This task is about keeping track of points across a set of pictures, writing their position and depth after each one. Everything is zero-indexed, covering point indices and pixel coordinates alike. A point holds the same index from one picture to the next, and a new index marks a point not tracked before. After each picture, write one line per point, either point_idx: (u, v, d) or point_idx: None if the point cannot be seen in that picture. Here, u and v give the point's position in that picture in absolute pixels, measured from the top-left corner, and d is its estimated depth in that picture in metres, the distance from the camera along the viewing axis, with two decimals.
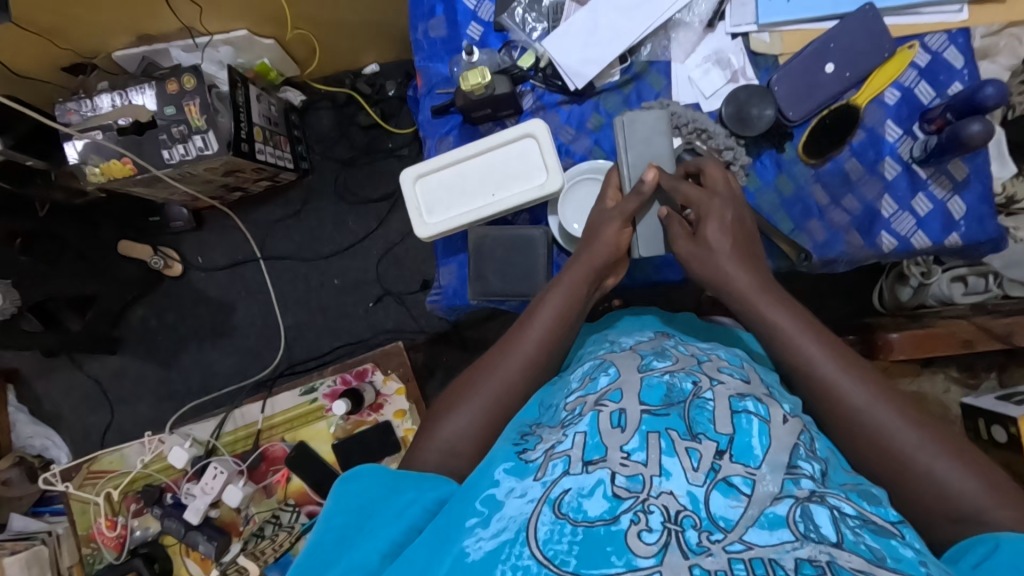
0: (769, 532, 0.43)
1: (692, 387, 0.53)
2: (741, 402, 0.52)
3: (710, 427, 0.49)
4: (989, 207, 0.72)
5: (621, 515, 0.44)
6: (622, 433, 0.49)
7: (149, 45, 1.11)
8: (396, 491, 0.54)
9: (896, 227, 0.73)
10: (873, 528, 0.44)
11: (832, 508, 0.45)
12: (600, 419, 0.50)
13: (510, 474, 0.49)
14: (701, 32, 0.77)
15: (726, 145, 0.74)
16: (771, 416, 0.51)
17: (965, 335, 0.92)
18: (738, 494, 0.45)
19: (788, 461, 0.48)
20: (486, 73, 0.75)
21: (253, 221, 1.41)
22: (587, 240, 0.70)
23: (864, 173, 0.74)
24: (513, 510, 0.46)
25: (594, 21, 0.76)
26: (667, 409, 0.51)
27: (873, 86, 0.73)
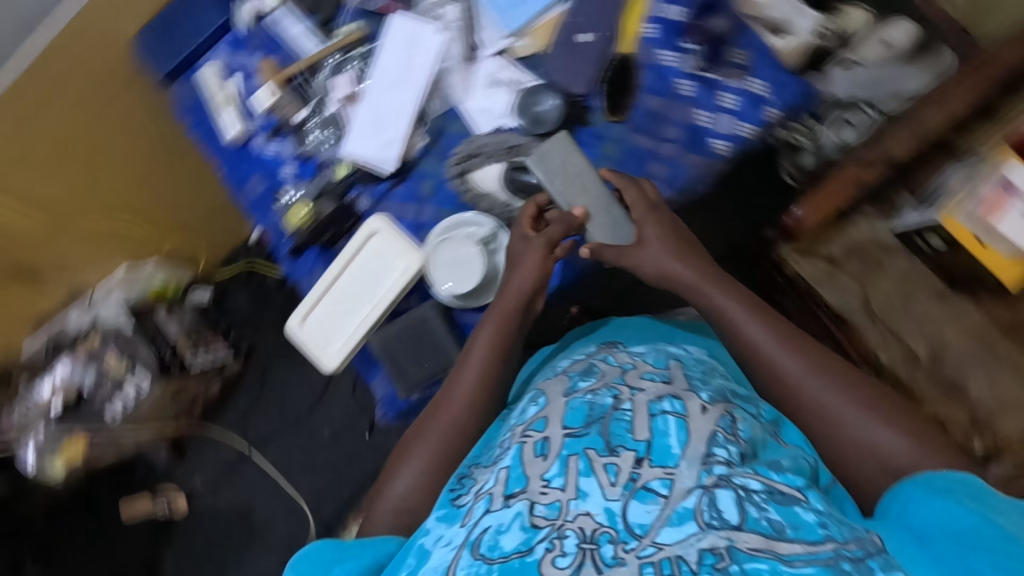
0: (678, 528, 0.44)
1: (613, 400, 0.54)
2: (659, 403, 0.53)
3: (629, 436, 0.50)
4: (783, 72, 0.76)
5: (536, 544, 0.45)
6: (544, 460, 0.50)
7: (47, 326, 1.12)
8: (339, 560, 0.56)
9: (720, 130, 0.76)
10: (778, 500, 0.47)
11: (738, 489, 0.46)
12: (525, 450, 0.52)
13: (441, 523, 0.52)
14: (467, 66, 0.81)
15: (540, 147, 0.77)
16: (688, 411, 0.52)
17: (854, 173, 0.94)
18: (655, 498, 0.46)
19: (704, 451, 0.49)
20: (307, 202, 0.84)
21: (227, 419, 1.30)
22: (517, 269, 0.71)
23: (668, 102, 0.77)
24: (437, 559, 0.49)
25: (375, 109, 0.80)
26: (587, 428, 0.51)
27: (629, 32, 0.78)
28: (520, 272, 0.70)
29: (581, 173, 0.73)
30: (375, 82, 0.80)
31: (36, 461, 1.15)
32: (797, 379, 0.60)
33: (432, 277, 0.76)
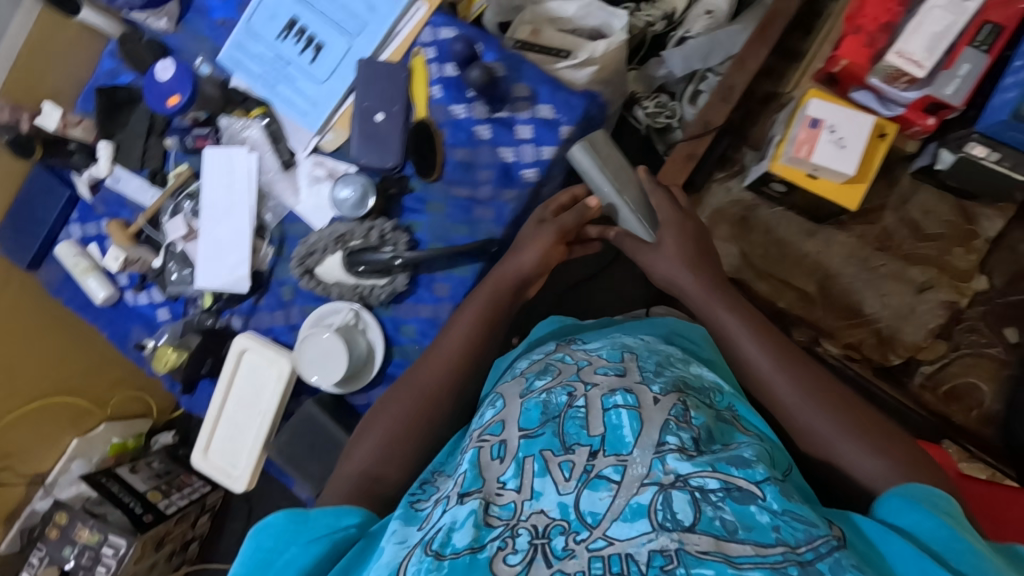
0: (630, 523, 0.44)
1: (568, 397, 0.54)
2: (612, 397, 0.52)
3: (583, 433, 0.50)
4: (564, 91, 0.81)
5: (489, 543, 0.45)
6: (501, 463, 0.51)
7: (17, 520, 1.13)
8: (302, 533, 0.53)
9: (526, 160, 0.81)
10: (736, 496, 0.45)
11: (694, 489, 0.45)
12: (482, 454, 0.52)
13: (399, 519, 0.52)
14: (289, 172, 0.86)
15: (365, 229, 0.81)
16: (641, 403, 0.51)
17: (686, 148, 0.98)
18: (607, 484, 0.47)
19: (658, 437, 0.49)
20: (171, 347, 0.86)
21: (223, 552, 1.29)
22: (507, 262, 0.74)
23: (472, 149, 0.82)
24: (389, 556, 0.48)
25: (214, 238, 0.85)
26: (542, 428, 0.52)
27: (419, 98, 0.83)
28: (518, 259, 0.73)
29: (625, 168, 0.76)
30: (207, 213, 0.85)
31: None
32: (790, 401, 0.59)
33: (299, 369, 0.80)
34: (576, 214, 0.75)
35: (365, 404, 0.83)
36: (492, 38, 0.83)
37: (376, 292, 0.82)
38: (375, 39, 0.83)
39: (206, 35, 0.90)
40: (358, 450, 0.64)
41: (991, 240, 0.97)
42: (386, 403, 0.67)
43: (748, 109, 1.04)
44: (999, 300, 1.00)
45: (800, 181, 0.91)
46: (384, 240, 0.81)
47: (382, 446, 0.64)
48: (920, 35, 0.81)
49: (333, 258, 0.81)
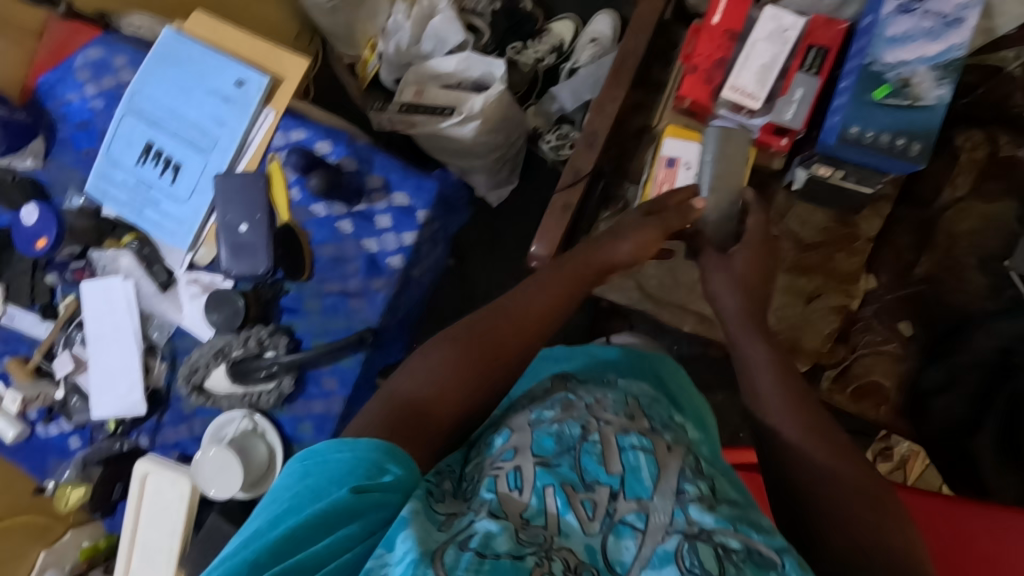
0: (659, 568, 0.47)
1: (580, 429, 0.55)
2: (627, 437, 0.55)
3: (602, 470, 0.52)
4: (415, 176, 0.83)
5: (526, 556, 0.46)
6: (518, 495, 0.51)
7: None
8: (347, 476, 0.50)
9: (389, 249, 0.83)
10: (758, 561, 0.47)
11: (717, 545, 0.48)
12: (498, 481, 0.52)
13: (418, 515, 0.49)
14: (170, 290, 0.88)
15: (242, 341, 0.83)
16: (655, 448, 0.55)
17: (561, 198, 1.01)
18: (633, 531, 0.49)
19: (676, 487, 0.52)
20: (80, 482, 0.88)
21: None
22: (598, 247, 0.69)
23: (337, 245, 0.84)
24: (415, 538, 0.46)
25: (104, 368, 0.87)
26: (558, 459, 0.53)
27: (280, 203, 0.85)
28: (607, 250, 0.68)
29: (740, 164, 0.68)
30: (95, 343, 0.87)
31: None
32: (808, 453, 0.56)
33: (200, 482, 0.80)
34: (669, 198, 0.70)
35: None
36: (341, 135, 0.85)
37: (263, 399, 0.84)
38: (229, 152, 0.85)
39: (75, 169, 0.92)
40: (422, 386, 0.59)
41: (871, 239, 1.00)
42: (449, 345, 0.62)
43: (622, 146, 1.07)
44: (887, 296, 1.03)
45: None
46: (262, 351, 0.83)
47: (444, 396, 0.59)
48: (750, 69, 0.84)
49: (218, 373, 0.84)
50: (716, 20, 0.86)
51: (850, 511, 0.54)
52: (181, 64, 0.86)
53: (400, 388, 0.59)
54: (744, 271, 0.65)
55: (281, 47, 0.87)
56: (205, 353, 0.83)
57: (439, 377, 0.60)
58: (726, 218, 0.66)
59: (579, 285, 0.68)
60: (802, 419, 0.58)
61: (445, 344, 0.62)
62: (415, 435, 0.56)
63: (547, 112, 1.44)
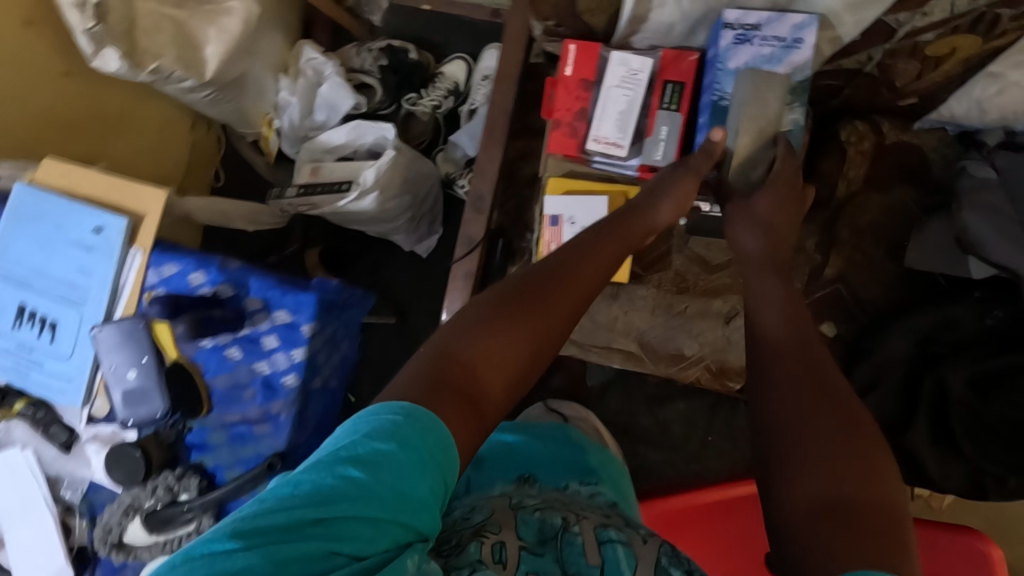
0: None
1: (562, 522, 0.58)
2: (605, 531, 0.58)
3: (582, 560, 0.54)
4: (291, 291, 0.81)
5: None
6: (504, 568, 0.51)
7: None
8: (380, 461, 0.45)
9: (283, 367, 0.82)
10: None
11: None
12: (485, 550, 0.52)
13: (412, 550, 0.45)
14: (74, 448, 0.85)
15: (149, 489, 0.81)
16: (633, 541, 0.58)
17: (463, 267, 0.99)
18: None
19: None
20: None
21: None
22: (632, 215, 0.72)
23: (230, 373, 0.83)
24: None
25: (21, 541, 0.85)
26: (541, 548, 0.55)
27: (166, 341, 0.84)
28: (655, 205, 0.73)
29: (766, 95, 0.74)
30: (9, 519, 0.86)
31: None
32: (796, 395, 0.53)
33: None
34: (703, 159, 0.75)
35: None
36: (212, 260, 0.82)
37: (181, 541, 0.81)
38: (103, 300, 0.83)
39: None
40: (484, 351, 0.55)
41: None
42: (503, 312, 0.58)
43: (516, 197, 1.05)
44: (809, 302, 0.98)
45: None
46: (173, 496, 0.81)
47: (500, 366, 0.56)
48: (609, 117, 0.83)
49: (133, 527, 0.81)
50: (569, 71, 0.84)
51: (815, 443, 0.50)
52: (39, 218, 0.84)
53: (455, 343, 0.55)
54: (767, 211, 0.72)
55: (136, 182, 0.85)
56: (116, 510, 0.81)
57: (493, 345, 0.56)
58: (756, 159, 0.75)
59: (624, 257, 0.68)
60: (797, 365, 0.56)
61: (503, 300, 0.59)
62: (475, 412, 0.53)
63: (455, 158, 1.43)
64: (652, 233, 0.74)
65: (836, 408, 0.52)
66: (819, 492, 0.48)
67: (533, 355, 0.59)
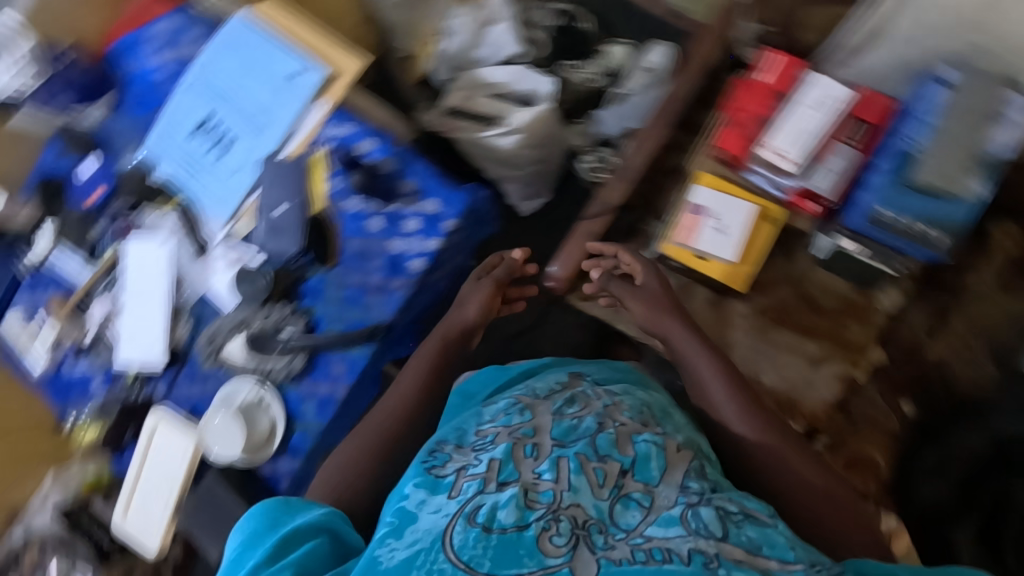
0: (665, 529, 0.61)
1: (597, 423, 0.73)
2: (638, 433, 0.72)
3: (612, 450, 0.69)
4: (447, 187, 0.87)
5: (530, 523, 0.61)
6: (534, 459, 0.68)
7: None
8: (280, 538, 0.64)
9: (412, 252, 0.87)
10: (753, 522, 0.65)
11: (719, 511, 0.64)
12: (518, 452, 0.70)
13: (417, 489, 0.68)
14: (201, 260, 0.93)
15: (265, 314, 0.89)
16: (663, 445, 0.72)
17: (586, 227, 1.03)
18: (637, 506, 0.64)
19: (680, 481, 0.68)
20: (92, 423, 0.96)
21: None
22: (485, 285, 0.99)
23: (365, 241, 0.88)
24: (429, 522, 0.63)
25: (130, 322, 0.93)
26: (573, 442, 0.70)
27: (317, 191, 0.89)
28: (467, 307, 0.97)
29: (969, 122, 0.80)
30: (131, 299, 0.94)
31: None
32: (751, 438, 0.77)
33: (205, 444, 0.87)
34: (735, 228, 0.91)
35: (272, 474, 0.88)
36: (386, 135, 0.90)
37: (273, 372, 0.89)
38: (277, 138, 0.90)
39: (133, 130, 1.00)
40: (346, 475, 0.78)
41: (889, 315, 1.00)
42: (355, 447, 0.81)
43: (654, 184, 1.08)
44: (895, 373, 1.01)
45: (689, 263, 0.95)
46: (281, 326, 0.89)
47: (355, 481, 0.78)
48: (790, 130, 0.86)
49: (241, 340, 0.90)
50: (762, 77, 0.91)
51: (786, 486, 0.74)
52: (246, 48, 0.92)
53: (345, 456, 0.80)
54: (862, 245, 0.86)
55: (340, 41, 0.91)
56: (234, 318, 0.90)
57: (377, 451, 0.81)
58: (938, 163, 0.80)
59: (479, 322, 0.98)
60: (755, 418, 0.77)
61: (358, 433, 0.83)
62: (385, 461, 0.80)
63: (592, 134, 1.45)
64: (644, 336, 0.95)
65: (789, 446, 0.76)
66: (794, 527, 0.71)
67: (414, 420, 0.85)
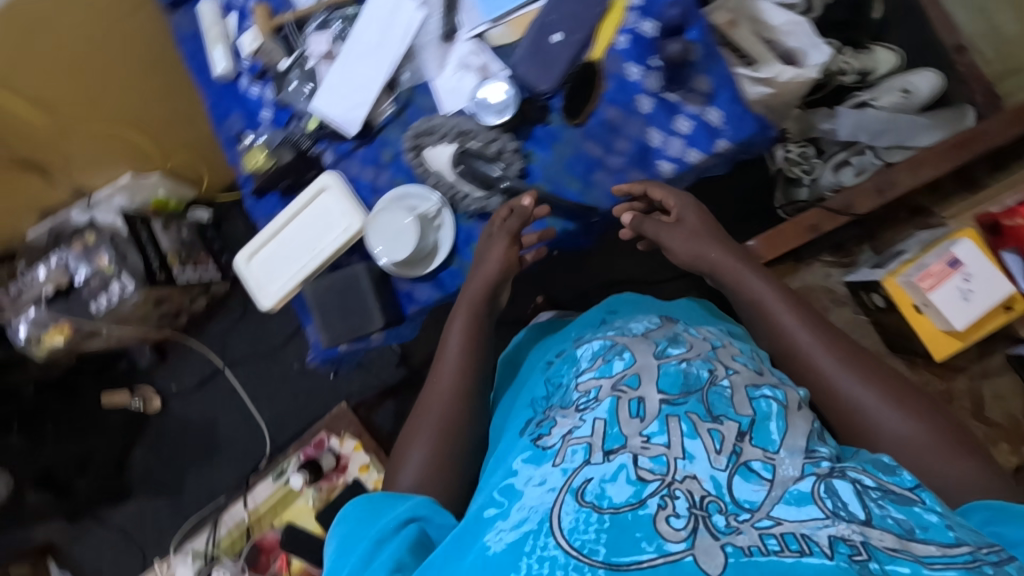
0: (796, 506, 0.60)
1: (708, 374, 0.74)
2: (756, 391, 0.72)
3: (732, 411, 0.70)
4: (741, 106, 0.77)
5: (648, 498, 0.62)
6: (641, 420, 0.69)
7: (54, 219, 1.48)
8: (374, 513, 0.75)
9: (668, 153, 0.78)
10: (895, 499, 0.61)
11: (857, 484, 0.62)
12: (623, 409, 0.70)
13: (529, 464, 0.70)
14: (443, 46, 0.83)
15: (489, 138, 0.80)
16: (786, 403, 0.71)
17: (810, 220, 0.94)
18: (759, 478, 0.63)
19: (805, 446, 0.66)
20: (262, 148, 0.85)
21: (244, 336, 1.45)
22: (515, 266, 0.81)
23: (624, 116, 0.79)
24: (537, 499, 0.64)
25: (343, 69, 0.84)
26: (682, 399, 0.71)
27: (602, 39, 0.79)
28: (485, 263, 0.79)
29: None
30: (353, 47, 0.84)
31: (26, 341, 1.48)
32: (829, 368, 0.77)
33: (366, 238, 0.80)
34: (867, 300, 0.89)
35: (406, 293, 0.83)
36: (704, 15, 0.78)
37: (466, 201, 0.82)
38: None
39: None
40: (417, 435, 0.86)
41: None
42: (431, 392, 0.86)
43: (892, 212, 1.00)
44: None
45: (902, 307, 0.88)
46: (500, 157, 0.80)
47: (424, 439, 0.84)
48: None
49: (449, 152, 0.82)
50: None
51: (867, 413, 0.74)
52: None
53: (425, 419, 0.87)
54: None
55: None
56: (450, 127, 0.81)
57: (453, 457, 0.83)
58: None
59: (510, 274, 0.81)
60: (836, 353, 0.78)
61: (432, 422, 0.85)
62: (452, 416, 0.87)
63: (812, 125, 1.31)
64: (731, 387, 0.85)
65: (864, 370, 0.77)
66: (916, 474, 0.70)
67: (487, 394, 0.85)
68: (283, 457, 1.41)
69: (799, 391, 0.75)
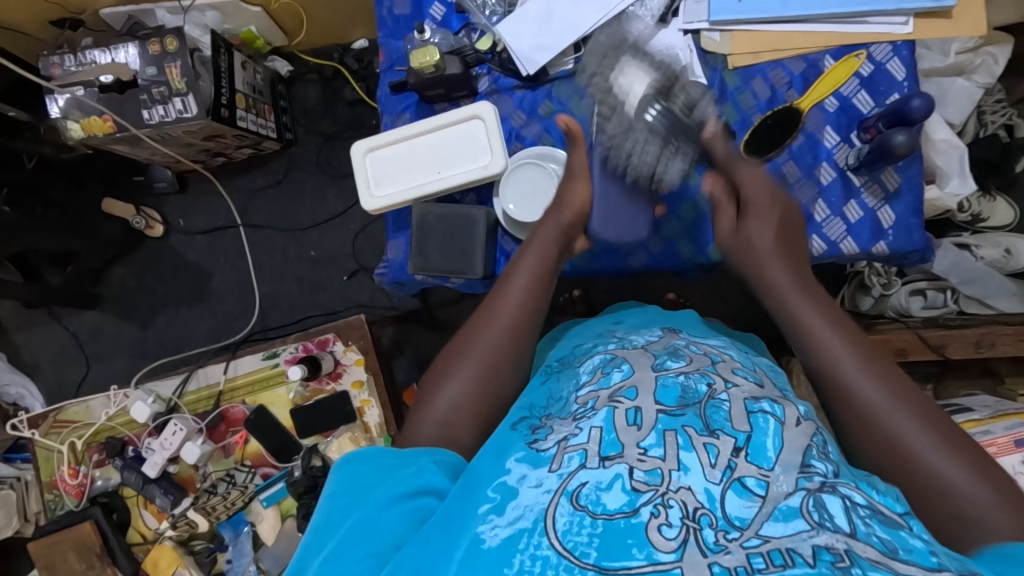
0: (785, 523, 0.51)
1: (707, 389, 0.65)
2: (757, 403, 0.63)
3: (726, 424, 0.60)
4: (917, 218, 0.83)
5: (641, 508, 0.54)
6: (638, 430, 0.60)
7: (137, 4, 1.36)
8: (387, 467, 0.66)
9: (827, 231, 0.84)
10: (883, 520, 0.53)
11: (845, 499, 0.54)
12: (617, 417, 0.62)
13: (523, 464, 0.61)
14: (653, 26, 0.87)
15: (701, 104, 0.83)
16: (784, 419, 0.61)
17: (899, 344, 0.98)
18: (752, 495, 0.53)
19: (801, 461, 0.57)
20: (436, 51, 0.80)
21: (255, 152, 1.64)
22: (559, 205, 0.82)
23: (800, 176, 0.85)
24: (529, 498, 0.57)
25: (548, 6, 0.87)
26: (682, 409, 0.62)
27: (816, 93, 0.85)
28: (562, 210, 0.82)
29: None
30: None
31: (55, 117, 1.35)
32: (874, 399, 0.64)
33: (500, 193, 0.85)
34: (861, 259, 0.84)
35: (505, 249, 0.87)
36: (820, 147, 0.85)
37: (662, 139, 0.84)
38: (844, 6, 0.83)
39: None
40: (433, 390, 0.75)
41: None
42: (461, 343, 0.78)
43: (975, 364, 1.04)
44: None
45: None
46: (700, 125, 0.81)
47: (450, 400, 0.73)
48: None
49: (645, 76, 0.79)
50: None
51: (913, 453, 0.60)
52: None
53: (431, 382, 0.76)
54: None
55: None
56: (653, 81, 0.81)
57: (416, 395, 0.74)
58: None
59: (550, 242, 0.81)
60: (880, 381, 0.65)
61: (453, 347, 0.79)
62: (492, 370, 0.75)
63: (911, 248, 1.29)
64: (760, 371, 0.78)
65: (905, 403, 0.63)
66: (936, 501, 0.58)
67: (491, 358, 0.75)
68: (279, 338, 1.36)
69: (800, 409, 0.67)
